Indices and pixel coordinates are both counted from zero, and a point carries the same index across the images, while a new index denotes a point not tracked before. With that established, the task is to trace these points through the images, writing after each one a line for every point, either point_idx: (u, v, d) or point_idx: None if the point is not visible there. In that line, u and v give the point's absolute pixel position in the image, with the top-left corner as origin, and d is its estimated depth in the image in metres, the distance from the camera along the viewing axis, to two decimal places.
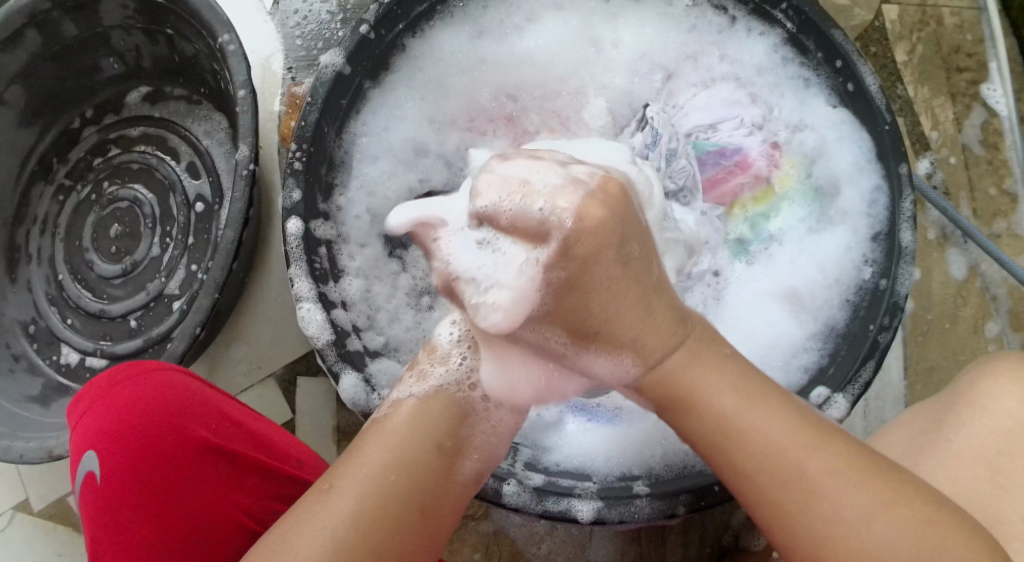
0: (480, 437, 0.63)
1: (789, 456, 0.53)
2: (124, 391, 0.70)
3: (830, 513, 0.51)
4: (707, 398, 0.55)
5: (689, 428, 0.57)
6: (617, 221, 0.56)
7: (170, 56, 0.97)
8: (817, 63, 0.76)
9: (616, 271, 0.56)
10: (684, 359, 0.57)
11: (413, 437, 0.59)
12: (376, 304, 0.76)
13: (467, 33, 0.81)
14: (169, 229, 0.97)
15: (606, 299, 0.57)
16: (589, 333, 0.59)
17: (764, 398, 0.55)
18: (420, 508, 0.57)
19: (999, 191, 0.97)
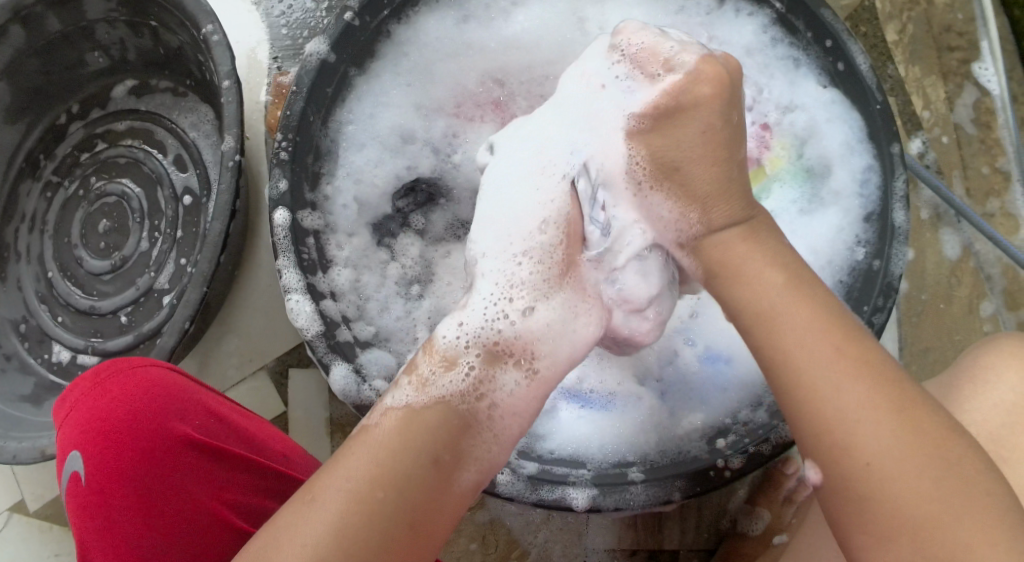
0: (481, 444, 0.59)
1: (820, 354, 0.53)
2: (109, 388, 0.70)
3: (837, 410, 0.52)
4: (752, 270, 0.58)
5: (733, 302, 0.58)
6: (728, 83, 0.61)
7: (155, 48, 0.96)
8: (807, 43, 0.76)
9: (714, 118, 0.60)
10: (739, 234, 0.60)
11: (401, 449, 0.56)
12: (365, 294, 0.75)
13: (452, 18, 0.80)
14: (158, 223, 0.97)
15: (684, 138, 0.61)
16: (666, 171, 0.62)
17: (812, 299, 0.56)
18: (408, 522, 0.54)
19: (992, 169, 0.97)
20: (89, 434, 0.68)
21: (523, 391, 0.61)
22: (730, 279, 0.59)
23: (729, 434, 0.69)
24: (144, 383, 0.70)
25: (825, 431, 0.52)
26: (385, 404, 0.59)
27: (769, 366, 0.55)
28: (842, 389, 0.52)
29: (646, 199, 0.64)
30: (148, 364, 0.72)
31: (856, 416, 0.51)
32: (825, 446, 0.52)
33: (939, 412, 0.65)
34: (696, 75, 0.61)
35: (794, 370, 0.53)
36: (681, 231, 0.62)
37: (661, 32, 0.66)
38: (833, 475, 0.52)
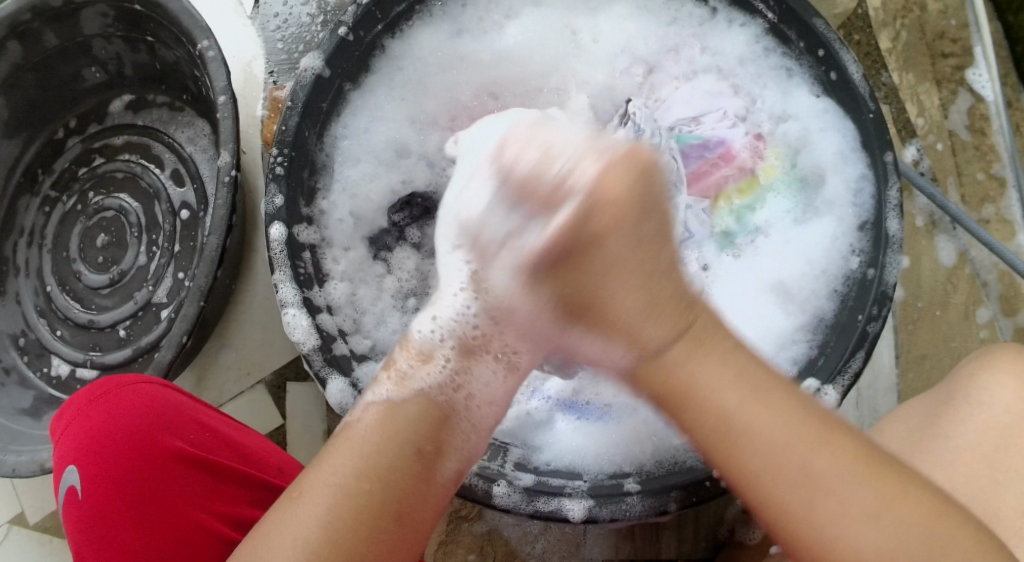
0: (460, 435, 0.60)
1: (789, 461, 0.51)
2: (103, 405, 0.71)
3: (828, 511, 0.50)
4: (702, 383, 0.52)
5: (686, 424, 0.53)
6: (639, 190, 0.54)
7: (151, 62, 0.96)
8: (799, 53, 0.76)
9: (630, 246, 0.54)
10: (684, 351, 0.53)
11: (382, 442, 0.56)
12: (361, 308, 0.76)
13: (446, 32, 0.80)
14: (155, 237, 0.97)
15: (614, 283, 0.54)
16: (568, 267, 0.56)
17: (766, 390, 0.52)
18: (394, 512, 0.55)
19: (987, 175, 0.97)
20: (83, 450, 0.69)
21: (501, 382, 0.62)
22: (682, 409, 0.53)
23: None
24: (138, 399, 0.71)
25: (808, 541, 0.50)
26: (369, 401, 0.60)
27: (737, 480, 0.52)
28: (820, 492, 0.50)
29: (567, 331, 0.59)
30: (141, 380, 0.73)
31: (834, 517, 0.50)
32: (814, 551, 0.50)
33: (934, 430, 0.65)
34: (609, 164, 0.55)
35: (763, 481, 0.51)
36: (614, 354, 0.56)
37: (542, 145, 0.59)
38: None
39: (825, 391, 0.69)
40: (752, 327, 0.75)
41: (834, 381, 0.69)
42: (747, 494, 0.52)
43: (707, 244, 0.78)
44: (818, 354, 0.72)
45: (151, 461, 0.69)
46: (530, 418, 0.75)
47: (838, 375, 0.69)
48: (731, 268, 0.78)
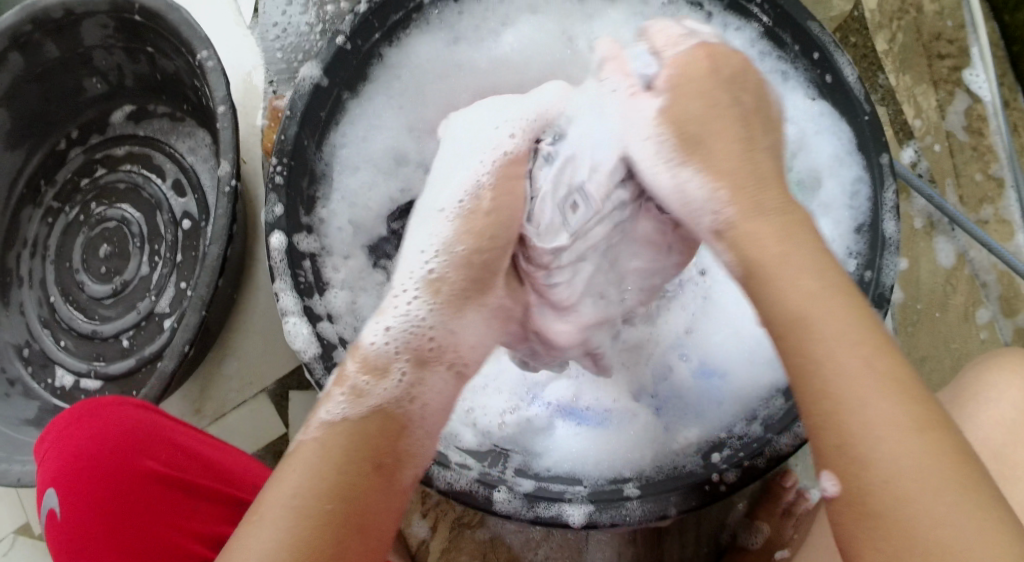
0: (414, 443, 0.58)
1: (848, 369, 0.48)
2: (85, 428, 0.72)
3: (865, 410, 0.47)
4: (789, 265, 0.53)
5: (762, 308, 0.53)
6: (723, 76, 0.61)
7: (152, 73, 0.97)
8: (795, 56, 0.76)
9: (725, 99, 0.60)
10: (775, 229, 0.55)
11: (339, 456, 0.54)
12: (362, 316, 0.76)
13: (443, 40, 0.81)
14: (157, 247, 0.97)
15: (708, 150, 0.59)
16: (685, 138, 0.59)
17: (840, 292, 0.51)
18: (358, 525, 0.52)
19: (985, 176, 0.97)
20: (65, 473, 0.70)
21: (450, 388, 0.62)
22: (760, 298, 0.53)
23: (724, 448, 0.70)
24: (121, 421, 0.72)
25: (843, 452, 0.47)
26: (323, 417, 0.56)
27: (795, 374, 0.50)
28: (869, 404, 0.47)
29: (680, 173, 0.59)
30: (122, 402, 0.73)
31: (874, 439, 0.47)
32: (844, 460, 0.47)
33: None
34: (690, 56, 0.62)
35: (819, 380, 0.49)
36: (720, 211, 0.57)
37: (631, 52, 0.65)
38: (849, 490, 0.47)
39: None
40: (750, 330, 0.75)
41: None
42: (798, 390, 0.50)
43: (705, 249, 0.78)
44: None
45: (132, 483, 0.70)
46: (531, 425, 0.75)
47: None
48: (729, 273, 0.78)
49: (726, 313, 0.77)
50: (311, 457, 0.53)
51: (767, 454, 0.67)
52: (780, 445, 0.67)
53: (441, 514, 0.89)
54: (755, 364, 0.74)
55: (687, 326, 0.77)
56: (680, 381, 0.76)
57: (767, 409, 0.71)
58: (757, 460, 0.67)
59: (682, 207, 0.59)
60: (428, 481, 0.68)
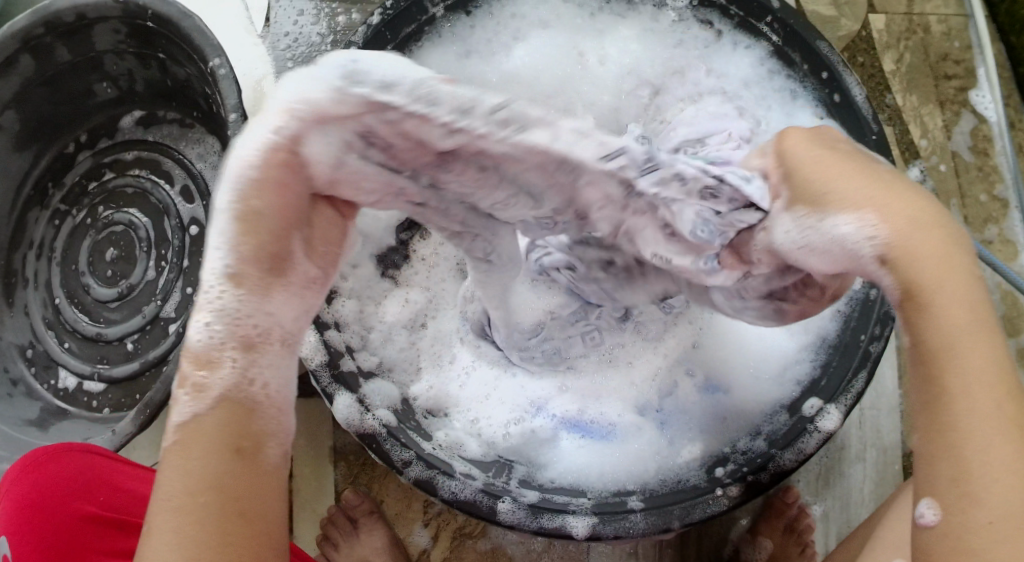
0: (272, 421, 0.53)
1: (986, 411, 0.48)
2: (29, 478, 0.71)
3: (977, 468, 0.48)
4: (941, 309, 0.49)
5: (909, 330, 0.51)
6: (816, 146, 0.55)
7: (162, 79, 0.97)
8: (804, 75, 0.77)
9: (823, 154, 0.54)
10: (931, 267, 0.49)
11: (198, 452, 0.50)
12: (369, 324, 0.76)
13: (454, 53, 0.81)
14: (164, 252, 0.98)
15: (839, 197, 0.51)
16: (820, 191, 0.52)
17: (984, 342, 0.49)
18: (237, 512, 0.50)
19: (990, 197, 0.97)
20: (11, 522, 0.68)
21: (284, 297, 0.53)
22: (909, 323, 0.51)
23: (728, 463, 0.70)
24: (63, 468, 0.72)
25: (958, 488, 0.48)
26: (176, 420, 0.51)
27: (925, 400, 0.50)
28: (990, 458, 0.48)
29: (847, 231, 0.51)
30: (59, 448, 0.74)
31: (997, 489, 0.48)
32: (956, 495, 0.48)
33: None
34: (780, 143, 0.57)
35: (956, 414, 0.49)
36: (877, 233, 0.50)
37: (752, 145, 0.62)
38: (950, 525, 0.49)
39: (827, 410, 0.70)
40: (754, 346, 0.75)
41: (837, 401, 0.70)
42: (928, 415, 0.50)
43: None
44: (820, 374, 0.72)
45: (77, 526, 0.71)
46: (535, 436, 0.75)
47: (840, 394, 0.70)
48: None
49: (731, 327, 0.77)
50: (176, 464, 0.50)
51: (771, 470, 0.68)
52: (783, 461, 0.68)
53: (442, 524, 0.89)
54: (758, 381, 0.74)
55: (694, 341, 0.77)
56: (685, 398, 0.76)
57: (771, 425, 0.72)
58: (761, 475, 0.68)
59: (841, 255, 0.52)
60: (432, 489, 0.69)
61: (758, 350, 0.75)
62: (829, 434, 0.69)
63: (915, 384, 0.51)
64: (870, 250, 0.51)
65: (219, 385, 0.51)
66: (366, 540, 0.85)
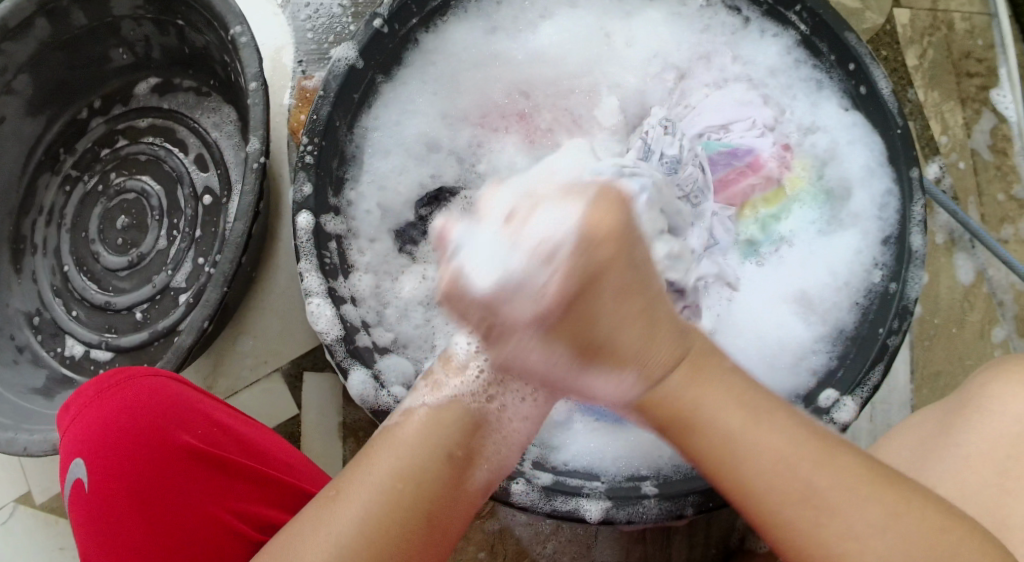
0: (493, 446, 0.62)
1: (798, 476, 0.55)
2: (114, 399, 0.71)
3: (841, 528, 0.54)
4: (708, 405, 0.57)
5: (699, 440, 0.57)
6: (623, 226, 0.56)
7: (180, 47, 0.96)
8: (831, 65, 0.76)
9: (626, 278, 0.55)
10: (686, 375, 0.57)
11: (423, 447, 0.59)
12: (386, 300, 0.76)
13: (480, 28, 0.81)
14: (176, 221, 0.97)
15: (609, 321, 0.55)
16: (591, 347, 0.56)
17: (766, 416, 0.57)
18: (426, 518, 0.57)
19: (1007, 196, 0.97)
20: (93, 444, 0.69)
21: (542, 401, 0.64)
22: (687, 431, 0.57)
23: None
24: (161, 393, 0.71)
25: (824, 558, 0.54)
26: (408, 404, 0.63)
27: (742, 492, 0.56)
28: (842, 514, 0.54)
29: (581, 378, 0.59)
30: (161, 374, 0.73)
31: (867, 534, 0.54)
32: None
33: (944, 438, 0.66)
34: (587, 229, 0.54)
35: (775, 493, 0.55)
36: (625, 378, 0.57)
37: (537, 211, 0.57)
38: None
39: (843, 402, 0.69)
40: (771, 335, 0.76)
41: (853, 393, 0.70)
42: (756, 505, 0.56)
43: (731, 251, 0.79)
44: (837, 366, 0.72)
45: (160, 457, 0.69)
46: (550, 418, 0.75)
47: (857, 387, 0.70)
48: (754, 276, 0.79)
49: (747, 314, 0.77)
50: (397, 447, 0.58)
51: None
52: None
53: None
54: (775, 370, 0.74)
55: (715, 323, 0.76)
56: None
57: None
58: None
59: (533, 349, 0.58)
60: None
61: (775, 338, 0.75)
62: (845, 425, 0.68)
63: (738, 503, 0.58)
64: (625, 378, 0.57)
65: (455, 410, 0.61)
66: None
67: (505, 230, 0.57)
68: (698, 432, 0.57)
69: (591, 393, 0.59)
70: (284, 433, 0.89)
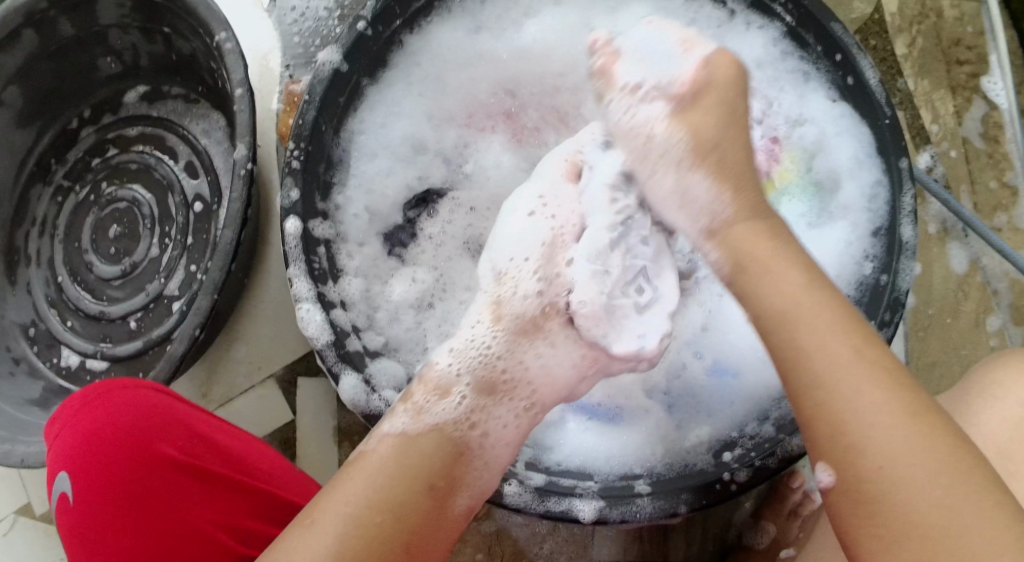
0: (470, 472, 0.63)
1: (843, 365, 0.54)
2: (99, 414, 0.71)
3: (856, 407, 0.53)
4: (776, 269, 0.59)
5: (751, 306, 0.60)
6: (740, 78, 0.68)
7: (167, 54, 0.96)
8: (817, 57, 0.76)
9: (717, 114, 0.66)
10: (759, 239, 0.61)
11: (395, 474, 0.59)
12: (375, 304, 0.76)
13: (464, 29, 0.80)
14: (168, 229, 0.97)
15: (713, 151, 0.65)
16: (707, 148, 0.65)
17: (827, 294, 0.58)
18: (405, 544, 0.58)
19: (1000, 184, 0.97)
20: (78, 459, 0.70)
21: (516, 423, 0.66)
22: (749, 277, 0.60)
23: (736, 447, 0.71)
24: (140, 404, 0.71)
25: (838, 435, 0.53)
26: (384, 431, 0.63)
27: (787, 360, 0.56)
28: (862, 393, 0.53)
29: (684, 180, 0.65)
30: (140, 385, 0.73)
31: (884, 417, 0.52)
32: (839, 445, 0.53)
33: None
34: (709, 63, 0.68)
35: (815, 364, 0.55)
36: (716, 214, 0.64)
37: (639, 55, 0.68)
38: (849, 477, 0.52)
39: None
40: None
41: None
42: (795, 377, 0.56)
43: None
44: None
45: (146, 471, 0.70)
46: (543, 418, 0.75)
47: None
48: None
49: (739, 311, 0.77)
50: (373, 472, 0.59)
51: (779, 455, 0.67)
52: (792, 446, 0.67)
53: None
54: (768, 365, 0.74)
55: (704, 323, 0.77)
56: (694, 382, 0.76)
57: (779, 409, 0.72)
58: (768, 460, 0.68)
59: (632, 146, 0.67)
60: None
61: None
62: None
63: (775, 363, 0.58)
64: (700, 222, 0.65)
65: (432, 439, 0.62)
66: None
67: (607, 59, 0.69)
68: (757, 302, 0.59)
69: (687, 194, 0.65)
70: (280, 438, 0.90)
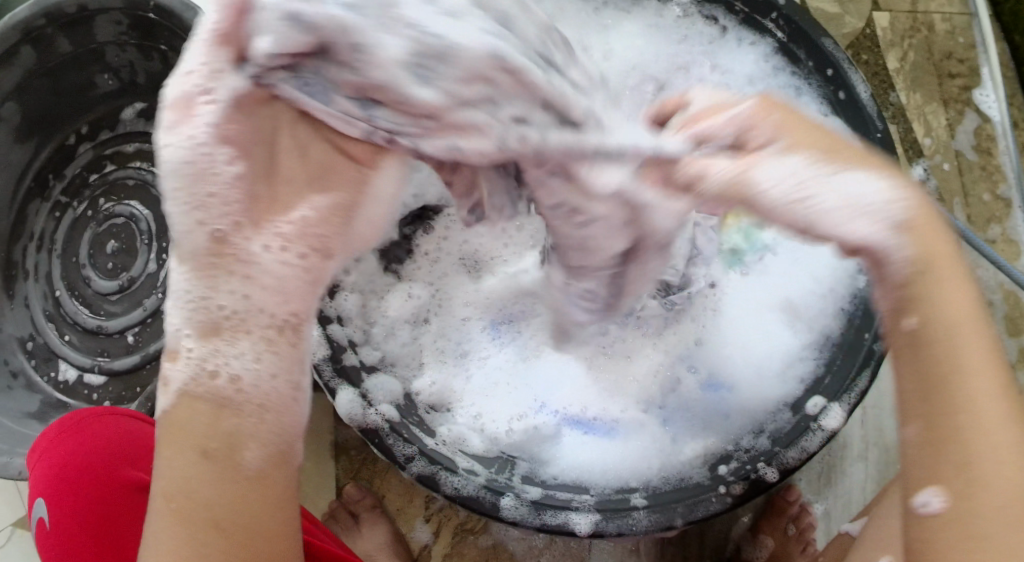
0: (246, 420, 0.53)
1: (984, 395, 0.48)
2: (71, 439, 0.74)
3: (989, 448, 0.47)
4: (946, 279, 0.49)
5: (911, 312, 0.50)
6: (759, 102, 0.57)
7: (164, 71, 0.96)
8: (808, 72, 0.77)
9: (793, 119, 0.54)
10: (929, 243, 0.50)
11: (171, 446, 0.53)
12: (371, 320, 0.78)
13: None
14: (166, 245, 0.98)
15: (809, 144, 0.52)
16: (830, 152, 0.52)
17: (978, 317, 0.50)
18: (211, 518, 0.52)
19: (993, 196, 0.97)
20: (51, 483, 0.73)
21: None
22: (909, 291, 0.50)
23: (731, 460, 0.71)
24: (108, 430, 0.75)
25: (965, 468, 0.47)
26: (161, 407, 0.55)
27: (929, 377, 0.49)
28: (998, 435, 0.48)
29: (841, 184, 0.51)
30: (108, 411, 0.77)
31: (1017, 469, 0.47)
32: (964, 481, 0.47)
33: None
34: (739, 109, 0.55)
35: (967, 390, 0.48)
36: (887, 210, 0.51)
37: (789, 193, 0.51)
38: (960, 512, 0.47)
39: (831, 408, 0.70)
40: (759, 343, 0.77)
41: (841, 399, 0.70)
42: (934, 395, 0.48)
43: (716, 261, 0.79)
44: (824, 373, 0.73)
45: (117, 492, 0.72)
46: (538, 433, 0.75)
47: (844, 393, 0.70)
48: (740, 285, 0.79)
49: (734, 323, 0.78)
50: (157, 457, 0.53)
51: (776, 468, 0.69)
52: (787, 459, 0.69)
53: (444, 519, 0.90)
54: (765, 379, 0.75)
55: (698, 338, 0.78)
56: (688, 393, 0.77)
57: (773, 423, 0.72)
58: (765, 473, 0.69)
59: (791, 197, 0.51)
60: (435, 486, 0.70)
61: (763, 347, 0.76)
62: (833, 432, 0.69)
63: (908, 374, 0.50)
64: (889, 217, 0.50)
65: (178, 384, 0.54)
66: (369, 535, 0.86)
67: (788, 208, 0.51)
68: (925, 307, 0.49)
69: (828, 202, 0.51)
70: None
